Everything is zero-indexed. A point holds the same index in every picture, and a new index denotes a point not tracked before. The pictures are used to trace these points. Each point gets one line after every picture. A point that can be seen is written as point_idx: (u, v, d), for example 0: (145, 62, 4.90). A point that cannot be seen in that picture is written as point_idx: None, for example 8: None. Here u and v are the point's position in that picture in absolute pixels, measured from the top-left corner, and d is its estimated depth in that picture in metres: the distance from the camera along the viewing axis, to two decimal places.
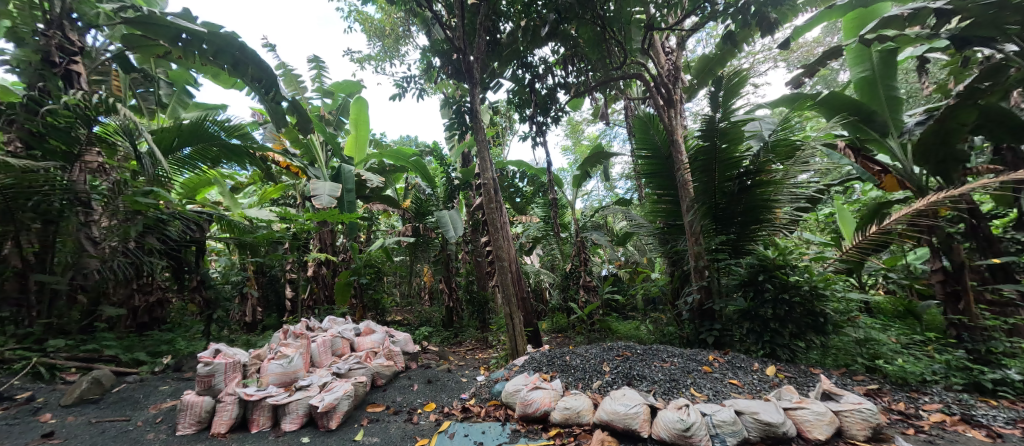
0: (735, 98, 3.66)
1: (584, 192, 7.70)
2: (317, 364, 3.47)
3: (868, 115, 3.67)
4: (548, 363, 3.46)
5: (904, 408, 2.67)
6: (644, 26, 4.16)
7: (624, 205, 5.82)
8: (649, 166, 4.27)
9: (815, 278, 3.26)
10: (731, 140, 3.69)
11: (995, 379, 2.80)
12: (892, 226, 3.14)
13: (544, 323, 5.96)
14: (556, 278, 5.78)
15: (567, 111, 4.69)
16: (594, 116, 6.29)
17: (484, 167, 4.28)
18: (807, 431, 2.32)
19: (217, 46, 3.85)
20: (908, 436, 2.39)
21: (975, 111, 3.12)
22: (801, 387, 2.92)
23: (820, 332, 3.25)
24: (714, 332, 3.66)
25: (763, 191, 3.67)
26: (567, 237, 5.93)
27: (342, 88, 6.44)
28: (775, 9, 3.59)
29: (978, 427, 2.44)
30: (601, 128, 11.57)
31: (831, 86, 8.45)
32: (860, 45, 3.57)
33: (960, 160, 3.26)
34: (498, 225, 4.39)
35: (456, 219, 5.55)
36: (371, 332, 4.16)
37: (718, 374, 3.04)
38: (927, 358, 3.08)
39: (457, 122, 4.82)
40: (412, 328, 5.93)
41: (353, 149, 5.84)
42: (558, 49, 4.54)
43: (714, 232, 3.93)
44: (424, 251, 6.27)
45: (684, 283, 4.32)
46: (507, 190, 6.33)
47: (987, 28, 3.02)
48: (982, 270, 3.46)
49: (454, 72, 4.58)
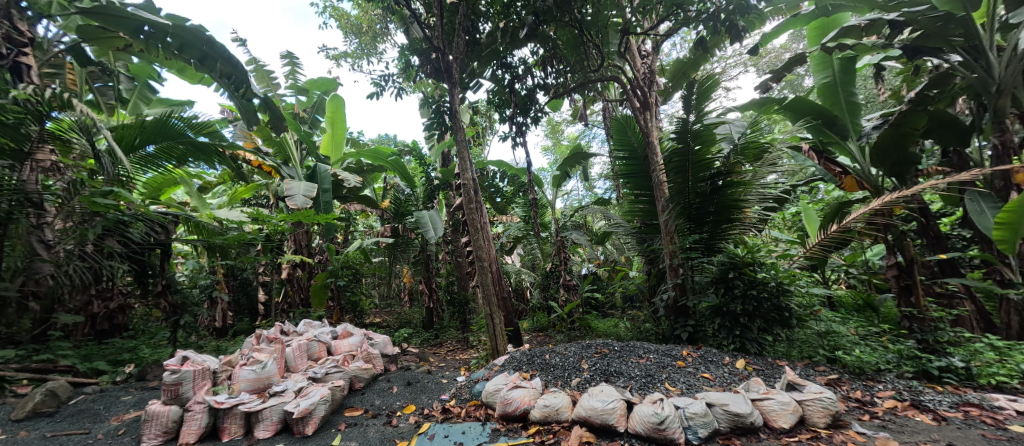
0: (707, 102, 3.83)
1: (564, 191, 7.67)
2: (292, 369, 3.40)
3: (830, 119, 3.78)
4: (528, 362, 3.49)
5: (861, 395, 2.85)
6: (618, 32, 4.28)
7: (603, 204, 5.89)
8: (627, 167, 4.38)
9: (780, 275, 3.44)
10: (704, 142, 3.85)
11: (941, 366, 3.03)
12: (852, 225, 3.26)
13: (525, 323, 5.87)
14: (537, 277, 5.77)
15: (546, 112, 4.72)
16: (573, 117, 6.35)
17: (464, 167, 4.33)
18: (773, 420, 2.47)
19: (182, 39, 3.66)
20: (864, 421, 2.56)
21: (924, 117, 3.36)
22: (769, 379, 3.07)
23: (786, 326, 3.44)
24: (688, 328, 3.81)
25: (733, 192, 3.83)
26: (547, 237, 5.98)
27: (317, 86, 6.25)
28: (743, 17, 3.76)
29: (926, 412, 2.63)
30: (580, 129, 11.72)
31: (797, 90, 8.79)
32: (822, 52, 3.75)
33: (913, 163, 3.48)
34: (478, 227, 4.43)
35: (437, 219, 5.51)
36: (349, 334, 4.11)
37: (691, 368, 3.15)
38: (882, 348, 3.32)
39: (436, 122, 4.79)
40: (391, 330, 5.85)
41: (328, 148, 5.62)
42: (538, 51, 4.57)
43: (688, 231, 4.08)
44: (403, 252, 6.12)
45: (660, 281, 4.44)
46: (486, 190, 6.26)
47: (935, 40, 3.25)
48: (932, 265, 3.70)
49: (433, 72, 4.57)
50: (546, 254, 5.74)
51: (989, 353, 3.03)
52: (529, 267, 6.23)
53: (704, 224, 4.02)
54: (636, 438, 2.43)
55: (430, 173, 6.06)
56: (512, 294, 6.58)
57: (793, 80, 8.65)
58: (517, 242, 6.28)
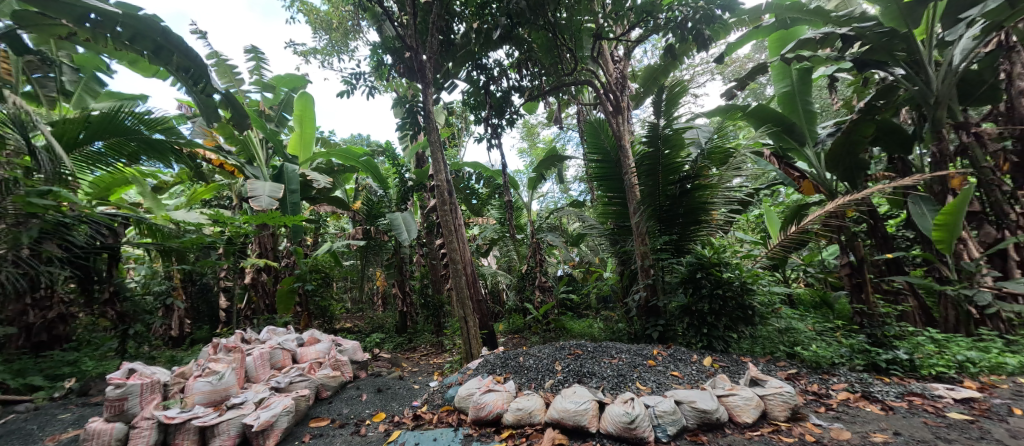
0: (676, 107, 3.96)
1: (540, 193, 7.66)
2: (253, 379, 3.24)
3: (789, 126, 3.97)
4: (501, 365, 3.50)
5: (817, 389, 3.01)
6: (590, 37, 4.35)
7: (578, 206, 5.95)
8: (600, 170, 4.47)
9: (744, 275, 3.59)
10: (673, 146, 3.98)
11: (888, 359, 3.24)
12: (809, 226, 3.44)
13: (501, 325, 5.85)
14: (512, 279, 5.77)
15: (521, 114, 4.74)
16: (549, 119, 6.40)
17: (438, 168, 4.32)
18: (737, 415, 2.56)
19: (133, 29, 3.42)
20: (820, 414, 2.70)
21: (872, 126, 3.60)
22: (734, 375, 3.19)
23: (750, 324, 3.59)
24: (658, 327, 3.93)
25: (701, 195, 3.97)
26: (523, 238, 6.00)
27: (285, 82, 6.01)
28: (708, 26, 3.93)
29: (875, 402, 2.80)
30: (556, 132, 11.83)
31: (760, 98, 9.23)
32: (782, 62, 3.96)
33: (863, 168, 3.71)
34: (451, 229, 4.40)
35: (410, 221, 5.42)
36: (316, 341, 3.96)
37: (661, 367, 3.22)
38: (836, 343, 3.51)
39: (409, 122, 4.73)
40: (362, 335, 5.68)
41: (296, 148, 5.41)
42: (513, 53, 4.59)
43: (658, 233, 4.19)
44: (375, 254, 5.99)
45: (632, 281, 4.55)
46: (461, 192, 6.20)
47: (880, 54, 3.51)
48: (880, 264, 3.96)
49: (406, 72, 4.50)
50: (521, 256, 5.74)
51: (929, 345, 3.28)
52: (505, 269, 6.22)
53: (674, 226, 4.14)
54: (608, 438, 2.46)
55: (403, 174, 5.95)
56: (487, 296, 6.55)
57: (756, 88, 9.09)
58: (492, 244, 6.24)
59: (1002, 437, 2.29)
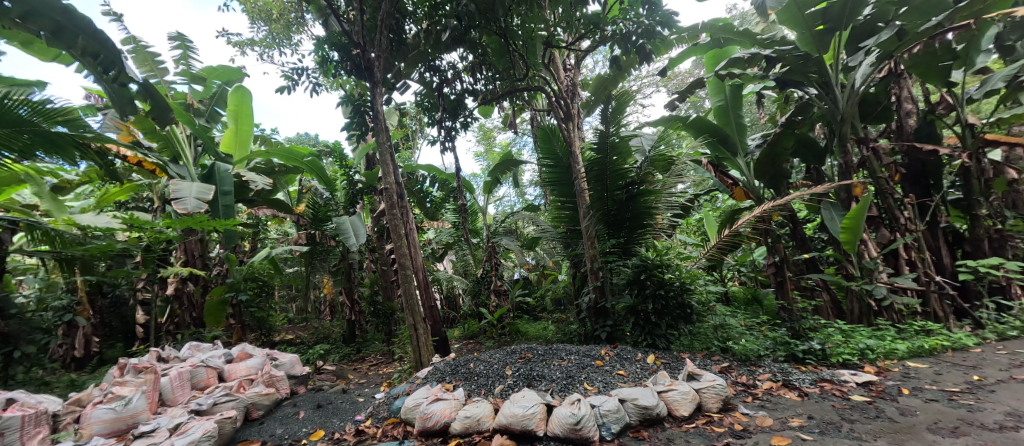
0: (622, 116, 4.14)
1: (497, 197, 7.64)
2: (169, 403, 2.92)
3: (723, 137, 4.33)
4: (451, 373, 3.47)
5: (746, 380, 3.28)
6: (543, 46, 4.50)
7: (533, 210, 6.01)
8: (552, 174, 4.56)
9: (684, 275, 3.82)
10: (619, 153, 4.16)
11: (804, 350, 3.59)
12: (741, 229, 3.72)
13: (456, 331, 5.76)
14: (468, 284, 5.70)
15: (475, 117, 4.72)
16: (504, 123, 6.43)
17: (386, 171, 4.23)
18: (675, 409, 2.72)
19: (25, 5, 2.94)
20: (748, 403, 2.95)
21: (792, 139, 3.99)
22: (673, 371, 3.38)
23: (689, 321, 3.83)
24: (607, 328, 4.10)
25: (645, 200, 4.17)
26: (478, 242, 5.95)
27: (218, 74, 5.51)
28: (650, 41, 4.18)
29: (793, 389, 3.10)
30: (511, 137, 11.92)
31: (700, 110, 9.93)
32: (718, 77, 4.25)
33: (785, 177, 4.10)
34: (400, 234, 4.28)
35: (358, 225, 5.18)
36: (248, 356, 3.65)
37: (608, 367, 3.35)
38: (763, 337, 3.84)
39: (356, 122, 4.68)
40: (305, 347, 5.34)
41: (231, 145, 5.04)
42: (467, 56, 4.57)
43: (607, 236, 4.36)
44: (322, 260, 5.59)
45: (583, 284, 4.68)
46: (415, 195, 6.06)
47: (797, 74, 3.93)
48: (800, 264, 4.40)
49: (354, 70, 4.33)
50: (477, 260, 5.70)
51: (837, 336, 3.68)
52: (460, 274, 6.15)
53: (621, 229, 4.31)
54: (554, 440, 2.49)
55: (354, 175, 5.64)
56: (442, 301, 6.43)
57: (697, 101, 9.76)
58: (447, 248, 6.15)
59: (893, 414, 2.62)
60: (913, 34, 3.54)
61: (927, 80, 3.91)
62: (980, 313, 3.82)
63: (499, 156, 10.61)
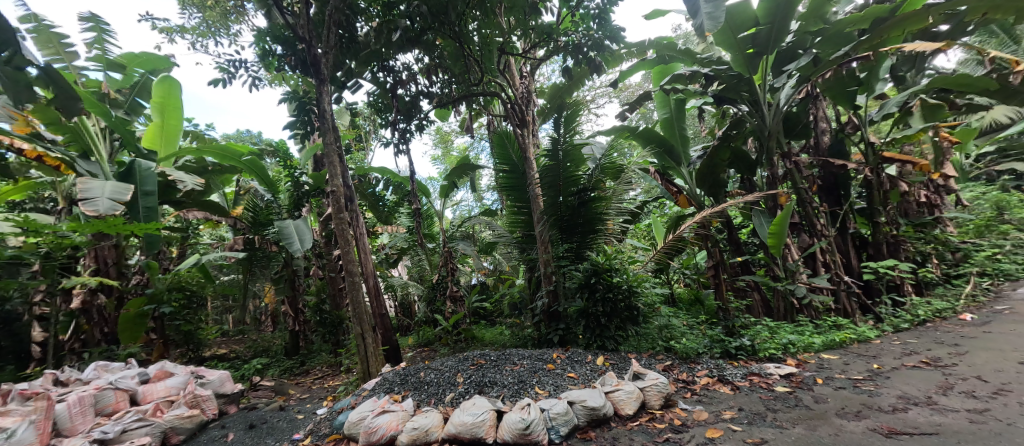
0: (575, 124, 4.27)
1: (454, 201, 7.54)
2: (66, 433, 2.55)
3: (669, 148, 4.57)
4: (400, 383, 3.38)
5: (686, 376, 3.48)
6: (498, 52, 4.55)
7: (491, 215, 5.99)
8: (507, 180, 4.60)
9: (631, 278, 3.99)
10: (572, 160, 4.28)
11: (738, 346, 3.88)
12: (684, 234, 3.96)
13: (409, 339, 5.59)
14: (422, 290, 5.56)
15: (430, 120, 4.67)
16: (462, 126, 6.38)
17: (333, 173, 4.05)
18: (621, 408, 2.83)
19: None
20: (687, 399, 3.13)
21: (728, 151, 4.31)
22: (620, 371, 3.51)
23: (635, 323, 4.00)
24: (559, 332, 4.20)
25: (597, 206, 4.32)
26: (434, 248, 5.83)
27: (140, 62, 4.98)
28: (600, 54, 4.38)
29: (727, 384, 3.34)
30: (469, 141, 11.85)
31: (650, 121, 10.47)
32: (663, 92, 4.52)
33: (723, 187, 4.43)
34: (348, 239, 4.11)
35: (304, 230, 4.89)
36: (168, 375, 3.30)
37: (559, 370, 3.42)
38: (703, 335, 4.11)
39: (301, 120, 4.45)
40: (240, 362, 4.93)
41: (155, 141, 4.56)
42: (422, 58, 4.50)
43: (560, 241, 4.46)
44: (263, 266, 5.39)
45: (537, 288, 4.74)
46: (367, 197, 5.83)
47: (731, 93, 4.29)
48: (735, 266, 4.75)
49: (299, 65, 4.10)
50: (432, 265, 5.59)
51: (765, 333, 4.02)
52: (415, 279, 5.99)
53: (573, 234, 4.43)
54: None
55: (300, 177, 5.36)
56: (397, 308, 6.25)
57: (647, 113, 10.30)
58: (401, 253, 5.97)
59: (809, 402, 2.91)
60: (825, 62, 3.99)
61: (838, 102, 4.39)
62: (881, 309, 4.34)
63: (456, 160, 10.50)
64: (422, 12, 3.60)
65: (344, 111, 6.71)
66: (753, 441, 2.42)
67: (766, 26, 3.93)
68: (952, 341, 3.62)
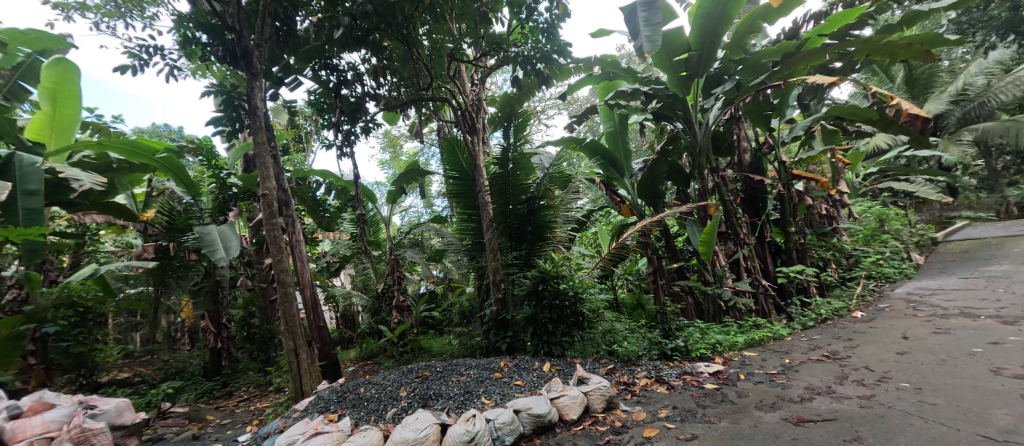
0: (523, 134, 4.33)
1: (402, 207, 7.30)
2: None
3: (614, 160, 4.78)
4: (336, 401, 3.20)
5: (627, 379, 3.63)
6: (448, 59, 4.51)
7: (440, 222, 5.86)
8: (457, 186, 4.55)
9: (576, 284, 4.09)
10: (521, 168, 4.33)
11: (674, 348, 4.11)
12: (626, 242, 4.14)
13: (351, 352, 5.32)
14: (366, 300, 5.31)
15: (377, 123, 4.52)
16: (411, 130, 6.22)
17: (264, 175, 3.74)
18: (566, 414, 2.86)
19: None
20: (627, 400, 3.27)
21: (665, 165, 4.61)
22: (566, 376, 3.57)
23: (581, 328, 4.11)
24: (507, 339, 4.21)
25: (545, 214, 4.39)
26: (380, 255, 5.60)
27: (26, 40, 4.28)
28: (550, 66, 4.52)
29: (663, 383, 3.53)
30: (419, 146, 11.61)
31: (597, 134, 10.94)
32: (608, 106, 4.75)
33: (660, 197, 4.73)
34: (281, 246, 3.80)
35: (229, 236, 4.47)
36: (49, 408, 2.78)
37: (506, 379, 3.41)
38: (642, 338, 4.32)
39: (230, 117, 4.07)
40: (148, 387, 4.38)
41: (41, 132, 3.99)
42: (369, 59, 4.33)
43: (509, 248, 4.47)
44: (180, 278, 4.76)
45: (486, 296, 4.72)
46: (306, 202, 5.45)
47: (668, 110, 4.60)
48: (671, 272, 5.07)
49: (227, 57, 3.76)
50: (378, 274, 5.34)
51: (697, 334, 4.32)
52: (359, 289, 5.69)
53: (523, 242, 4.46)
54: None
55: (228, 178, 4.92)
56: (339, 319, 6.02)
57: (594, 125, 10.75)
58: (344, 261, 5.67)
59: (733, 397, 3.15)
60: (746, 88, 4.44)
61: (756, 123, 4.87)
62: (792, 309, 4.84)
63: (404, 165, 10.19)
64: (366, 11, 3.45)
65: (282, 109, 6.26)
66: (684, 438, 2.57)
67: (697, 52, 4.27)
68: (848, 336, 4.12)
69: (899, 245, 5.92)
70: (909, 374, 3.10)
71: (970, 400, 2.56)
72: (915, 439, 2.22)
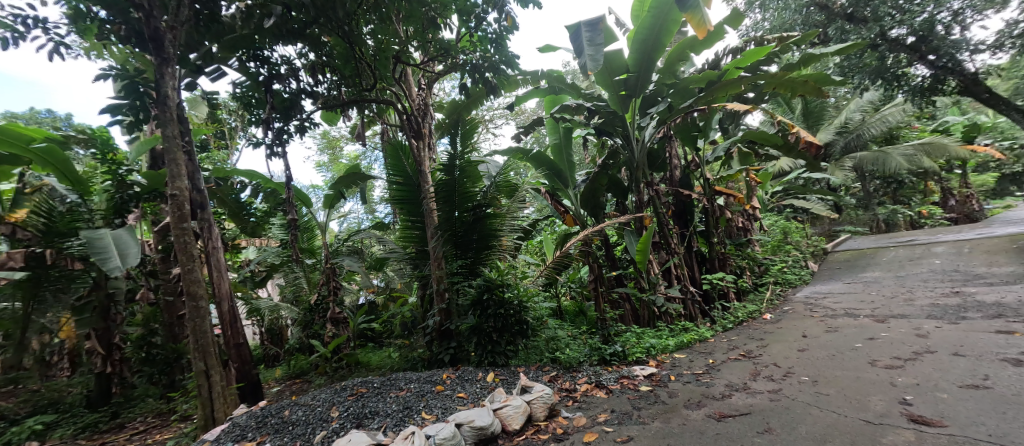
0: (470, 141, 4.30)
1: (340, 212, 6.88)
2: None
3: (558, 171, 4.93)
4: (255, 428, 2.90)
5: (568, 385, 3.72)
6: (393, 61, 4.34)
7: (382, 229, 5.61)
8: (401, 192, 4.41)
9: (521, 293, 4.10)
10: (468, 176, 4.28)
11: (613, 353, 4.29)
12: (569, 250, 4.21)
13: (277, 370, 4.95)
14: (296, 313, 4.91)
15: (314, 122, 4.24)
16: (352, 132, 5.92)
17: (174, 173, 3.30)
18: (508, 424, 2.85)
19: None
20: (569, 407, 3.34)
21: (605, 178, 4.85)
22: (509, 386, 3.56)
23: (525, 336, 4.13)
24: (450, 350, 4.14)
25: (491, 222, 4.38)
26: (314, 264, 5.29)
27: None
28: (499, 77, 4.57)
29: (601, 388, 3.64)
30: (360, 148, 11.11)
31: (542, 144, 11.25)
32: (554, 119, 4.91)
33: (601, 208, 4.94)
34: (194, 255, 3.35)
35: (127, 242, 3.87)
36: None
37: (448, 392, 3.32)
38: (583, 344, 4.46)
39: (135, 105, 3.56)
40: (13, 423, 3.72)
41: None
42: (305, 53, 4.04)
43: (454, 257, 4.40)
44: (59, 291, 3.95)
45: (430, 306, 4.59)
46: (228, 205, 4.93)
47: (608, 126, 4.86)
48: (610, 280, 5.32)
49: (133, 38, 3.31)
50: (311, 284, 5.08)
51: (633, 338, 4.56)
52: (290, 300, 5.22)
53: (468, 250, 4.40)
54: None
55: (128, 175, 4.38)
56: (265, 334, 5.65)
57: (539, 136, 11.06)
58: (272, 270, 5.33)
59: (664, 398, 3.35)
60: (677, 110, 4.83)
61: (685, 143, 5.30)
62: (714, 312, 5.30)
63: (343, 168, 9.65)
64: None
65: (201, 101, 5.63)
66: (621, 440, 2.68)
67: (635, 74, 4.55)
68: (760, 336, 4.60)
69: (799, 254, 6.77)
70: (808, 369, 3.53)
71: (853, 390, 2.97)
72: (813, 427, 2.53)
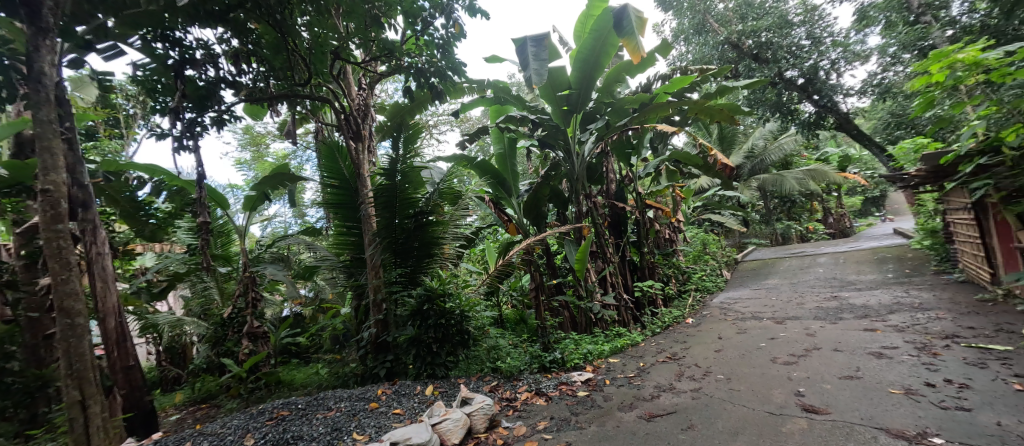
0: (413, 146, 4.16)
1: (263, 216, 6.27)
2: None
3: (502, 180, 4.97)
4: None
5: (509, 394, 3.71)
6: (331, 56, 4.08)
7: (312, 235, 5.19)
8: (335, 196, 4.13)
9: (463, 303, 4.00)
10: (410, 181, 4.12)
11: (553, 360, 4.36)
12: (512, 259, 4.20)
13: (178, 395, 4.37)
14: (205, 328, 4.36)
15: (235, 115, 3.82)
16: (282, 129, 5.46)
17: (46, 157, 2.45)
18: (447, 439, 2.75)
19: None
20: (509, 416, 3.32)
21: (547, 189, 4.98)
22: (448, 398, 3.45)
23: (466, 347, 4.05)
24: (386, 364, 3.96)
25: (433, 229, 4.25)
26: (230, 273, 4.76)
27: None
28: (444, 82, 4.51)
29: (541, 395, 3.67)
30: (288, 146, 10.29)
31: (485, 153, 11.31)
32: (498, 128, 4.95)
33: (544, 218, 5.05)
34: (71, 264, 2.51)
35: None
36: None
37: (383, 409, 3.12)
38: (524, 352, 4.48)
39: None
40: None
41: None
42: (229, 38, 3.63)
43: (393, 265, 4.21)
44: None
45: (365, 318, 4.33)
46: (120, 204, 4.24)
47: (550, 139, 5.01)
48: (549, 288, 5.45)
49: None
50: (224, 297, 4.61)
51: (571, 345, 4.69)
52: (197, 314, 4.74)
53: (408, 258, 4.23)
54: None
55: None
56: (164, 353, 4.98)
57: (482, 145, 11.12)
58: (174, 280, 4.67)
59: (600, 402, 3.47)
60: (614, 127, 5.12)
61: (620, 158, 5.64)
62: (644, 318, 5.66)
63: (269, 167, 8.86)
64: None
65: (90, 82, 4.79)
66: None
67: (576, 90, 4.80)
68: (683, 339, 4.99)
69: (715, 264, 7.50)
70: (724, 367, 3.89)
71: (760, 384, 3.33)
72: (729, 421, 2.78)
